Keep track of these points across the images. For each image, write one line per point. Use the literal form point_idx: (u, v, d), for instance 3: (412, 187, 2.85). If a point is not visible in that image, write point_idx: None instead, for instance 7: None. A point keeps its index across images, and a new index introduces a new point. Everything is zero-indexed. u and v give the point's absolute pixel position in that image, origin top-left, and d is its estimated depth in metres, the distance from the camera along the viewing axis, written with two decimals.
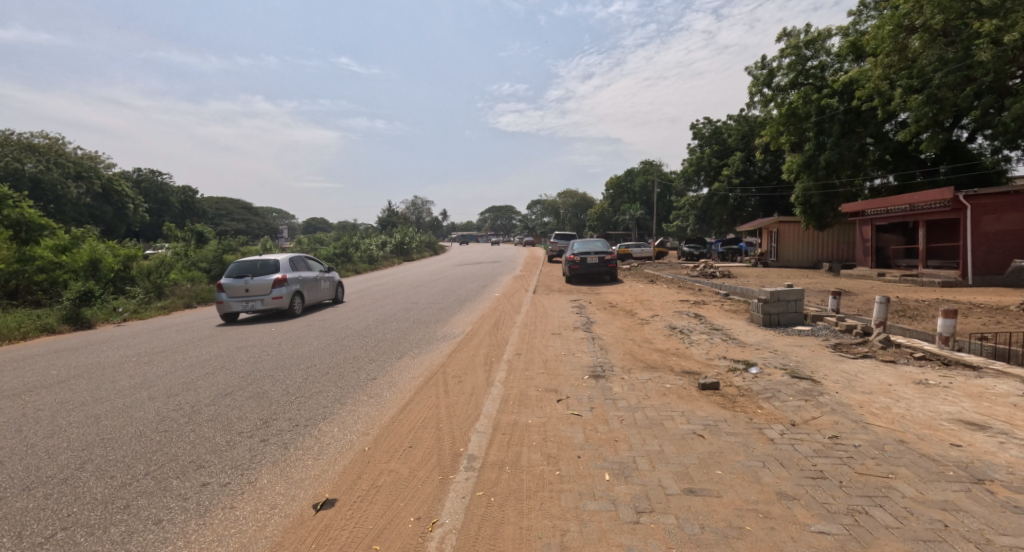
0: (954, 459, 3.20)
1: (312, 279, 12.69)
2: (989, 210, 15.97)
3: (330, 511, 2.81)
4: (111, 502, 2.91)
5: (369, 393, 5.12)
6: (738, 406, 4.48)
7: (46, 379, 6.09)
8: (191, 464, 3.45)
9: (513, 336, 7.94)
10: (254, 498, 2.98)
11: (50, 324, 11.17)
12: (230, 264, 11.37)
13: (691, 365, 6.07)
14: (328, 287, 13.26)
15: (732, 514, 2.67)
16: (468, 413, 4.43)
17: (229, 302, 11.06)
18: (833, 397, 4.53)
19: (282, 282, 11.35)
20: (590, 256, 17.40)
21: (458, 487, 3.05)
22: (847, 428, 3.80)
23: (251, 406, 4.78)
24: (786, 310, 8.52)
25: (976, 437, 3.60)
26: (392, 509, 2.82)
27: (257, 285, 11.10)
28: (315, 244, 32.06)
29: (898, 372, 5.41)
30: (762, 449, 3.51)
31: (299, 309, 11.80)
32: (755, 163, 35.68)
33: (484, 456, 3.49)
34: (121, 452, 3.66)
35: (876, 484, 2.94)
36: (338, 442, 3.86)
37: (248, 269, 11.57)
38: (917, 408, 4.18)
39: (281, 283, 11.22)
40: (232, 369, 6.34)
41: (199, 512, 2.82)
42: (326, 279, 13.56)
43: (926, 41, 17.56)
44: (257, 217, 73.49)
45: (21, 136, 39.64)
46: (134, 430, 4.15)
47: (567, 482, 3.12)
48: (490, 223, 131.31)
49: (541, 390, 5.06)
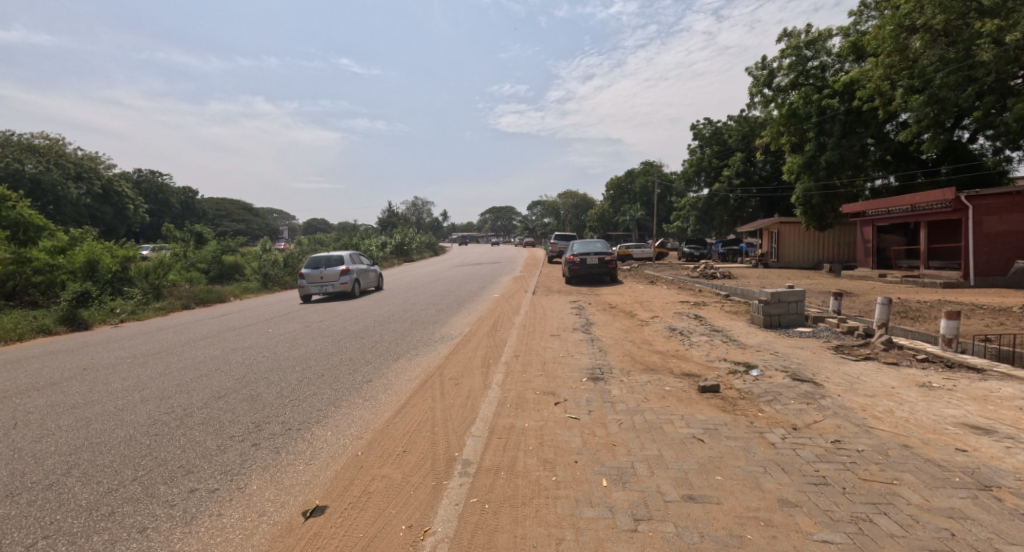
0: (960, 465, 3.12)
1: (363, 269, 16.43)
2: (991, 210, 15.88)
3: (319, 518, 2.74)
4: (96, 509, 2.84)
5: (364, 396, 5.05)
6: (739, 409, 4.41)
7: (39, 381, 6.02)
8: (180, 469, 3.37)
9: (511, 337, 7.87)
10: (242, 505, 2.90)
11: (47, 325, 11.12)
12: (307, 258, 15.10)
13: (691, 367, 6.00)
14: (373, 277, 16.80)
15: (733, 522, 2.59)
16: (464, 416, 4.36)
17: (308, 286, 14.86)
18: (835, 400, 4.45)
19: (346, 271, 15.14)
20: (589, 256, 17.34)
21: (452, 493, 2.97)
22: (850, 433, 3.72)
23: (244, 409, 4.71)
24: (787, 311, 8.45)
25: (981, 441, 3.52)
26: (383, 516, 2.75)
27: (329, 272, 14.93)
28: (315, 245, 32.04)
29: (900, 375, 5.34)
30: (763, 453, 3.44)
31: (357, 292, 15.64)
32: (755, 164, 35.61)
33: (479, 461, 3.42)
34: (110, 457, 3.59)
35: (880, 491, 2.86)
36: (331, 447, 3.78)
37: (319, 263, 15.31)
38: (921, 412, 4.11)
39: (346, 272, 15.05)
40: (226, 371, 6.26)
41: (185, 519, 2.75)
42: (371, 271, 17.28)
43: (927, 42, 17.46)
44: (257, 218, 73.46)
45: (21, 137, 39.60)
46: (124, 434, 4.07)
47: (563, 488, 3.05)
48: (490, 224, 131.25)
49: (538, 392, 4.99)
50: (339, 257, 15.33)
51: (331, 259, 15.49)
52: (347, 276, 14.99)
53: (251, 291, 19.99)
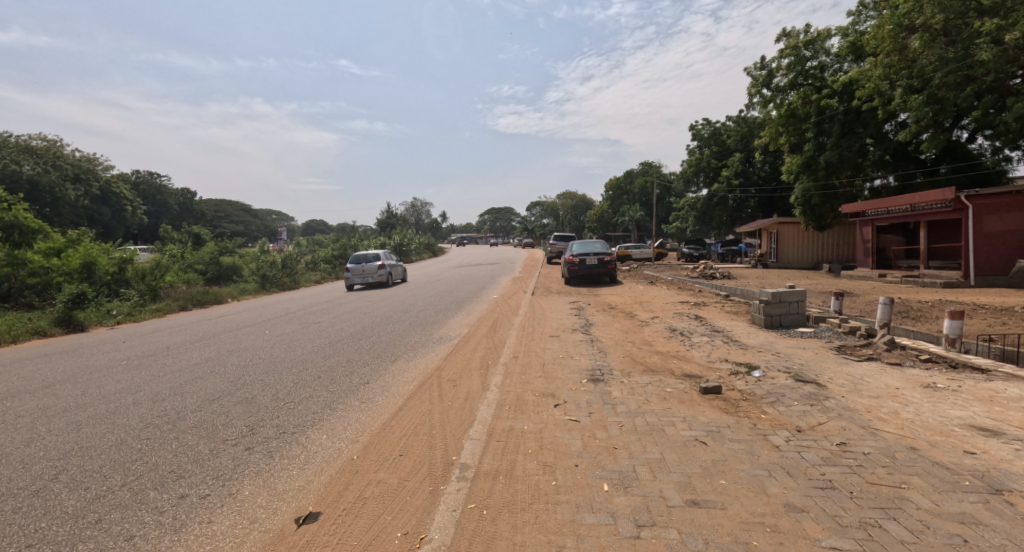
0: (969, 468, 3.05)
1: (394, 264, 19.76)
2: (991, 210, 15.84)
3: (313, 525, 2.66)
4: (83, 517, 2.76)
5: (360, 399, 4.96)
6: (741, 411, 4.34)
7: (31, 384, 5.94)
8: (170, 475, 3.29)
9: (510, 339, 7.78)
10: (233, 511, 2.82)
11: (42, 327, 11.00)
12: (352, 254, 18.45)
13: (692, 368, 5.92)
14: (401, 271, 19.83)
15: (738, 528, 2.52)
16: (462, 419, 4.28)
17: (352, 277, 18.11)
18: (839, 402, 4.38)
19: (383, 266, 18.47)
20: (589, 257, 17.26)
21: (449, 498, 2.90)
22: (855, 435, 3.65)
23: (239, 412, 4.63)
24: (788, 311, 8.39)
25: (989, 443, 3.45)
26: (378, 523, 2.67)
27: (368, 266, 18.12)
28: (313, 246, 31.94)
29: (904, 376, 5.27)
30: (768, 457, 3.36)
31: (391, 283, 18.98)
32: (754, 164, 35.58)
33: (477, 465, 3.34)
34: (99, 462, 3.50)
35: (888, 495, 2.78)
36: (326, 451, 3.70)
37: (361, 259, 18.68)
38: (926, 413, 4.04)
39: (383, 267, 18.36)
40: (221, 373, 6.18)
41: (175, 527, 2.67)
42: (398, 267, 20.42)
43: (926, 41, 17.40)
44: (256, 219, 73.31)
45: (18, 139, 39.42)
46: (115, 438, 3.99)
47: (564, 493, 2.97)
48: (490, 225, 131.06)
49: (537, 394, 4.92)
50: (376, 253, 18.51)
51: (370, 256, 18.84)
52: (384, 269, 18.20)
53: (249, 292, 19.90)
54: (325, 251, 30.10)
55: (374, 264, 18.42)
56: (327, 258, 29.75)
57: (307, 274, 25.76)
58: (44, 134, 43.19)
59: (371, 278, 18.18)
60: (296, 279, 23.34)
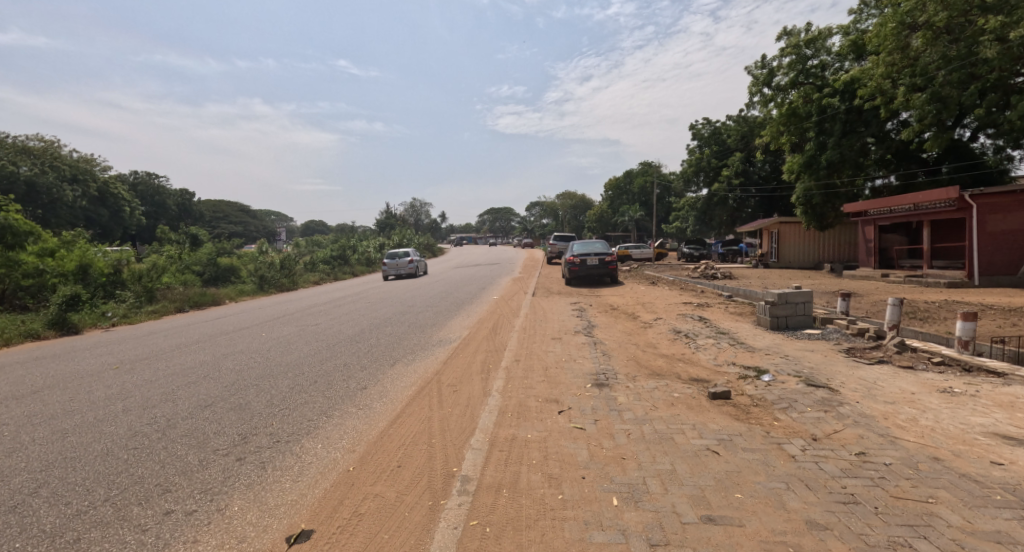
0: (1000, 481, 2.89)
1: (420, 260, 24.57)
2: (996, 209, 15.69)
3: (305, 544, 2.50)
4: (60, 536, 2.59)
5: (358, 405, 4.80)
6: (753, 417, 4.18)
7: (20, 389, 5.78)
8: (156, 488, 3.12)
9: (511, 341, 7.62)
10: (221, 529, 2.66)
11: (35, 329, 10.83)
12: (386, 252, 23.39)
13: (698, 372, 5.76)
14: (425, 266, 24.41)
15: (759, 548, 2.35)
16: (463, 427, 4.12)
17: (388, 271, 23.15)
18: (854, 408, 4.22)
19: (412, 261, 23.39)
20: (589, 257, 17.09)
21: (450, 514, 2.74)
22: (874, 444, 3.49)
23: (232, 419, 4.47)
24: (794, 313, 8.23)
25: (1016, 453, 3.30)
26: (375, 542, 2.50)
27: (401, 261, 23.16)
28: (312, 247, 31.78)
29: (919, 380, 5.11)
30: (784, 468, 3.20)
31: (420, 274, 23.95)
32: (754, 164, 35.44)
33: (479, 477, 3.18)
34: (82, 474, 3.33)
35: (916, 511, 2.62)
36: (322, 461, 3.53)
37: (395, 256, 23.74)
38: (946, 420, 3.88)
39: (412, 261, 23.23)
40: (215, 378, 6.01)
41: (157, 547, 2.50)
42: (423, 262, 25.27)
43: (929, 39, 17.22)
44: (254, 219, 73.03)
45: (15, 140, 39.18)
46: (101, 448, 3.82)
47: (571, 508, 2.81)
48: (490, 225, 130.82)
49: (540, 400, 4.76)
50: (406, 251, 23.39)
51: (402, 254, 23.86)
52: (412, 262, 23.05)
53: (247, 294, 19.74)
54: (324, 252, 29.97)
55: (405, 259, 23.41)
56: (326, 259, 29.61)
57: (305, 275, 25.61)
58: (41, 134, 43.03)
59: (403, 271, 23.21)
60: (295, 280, 23.18)
